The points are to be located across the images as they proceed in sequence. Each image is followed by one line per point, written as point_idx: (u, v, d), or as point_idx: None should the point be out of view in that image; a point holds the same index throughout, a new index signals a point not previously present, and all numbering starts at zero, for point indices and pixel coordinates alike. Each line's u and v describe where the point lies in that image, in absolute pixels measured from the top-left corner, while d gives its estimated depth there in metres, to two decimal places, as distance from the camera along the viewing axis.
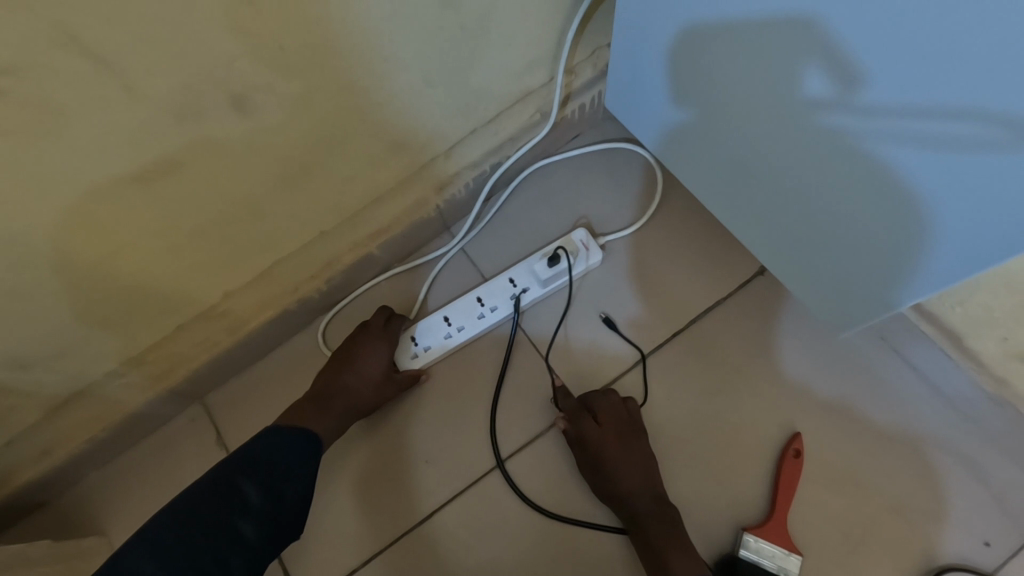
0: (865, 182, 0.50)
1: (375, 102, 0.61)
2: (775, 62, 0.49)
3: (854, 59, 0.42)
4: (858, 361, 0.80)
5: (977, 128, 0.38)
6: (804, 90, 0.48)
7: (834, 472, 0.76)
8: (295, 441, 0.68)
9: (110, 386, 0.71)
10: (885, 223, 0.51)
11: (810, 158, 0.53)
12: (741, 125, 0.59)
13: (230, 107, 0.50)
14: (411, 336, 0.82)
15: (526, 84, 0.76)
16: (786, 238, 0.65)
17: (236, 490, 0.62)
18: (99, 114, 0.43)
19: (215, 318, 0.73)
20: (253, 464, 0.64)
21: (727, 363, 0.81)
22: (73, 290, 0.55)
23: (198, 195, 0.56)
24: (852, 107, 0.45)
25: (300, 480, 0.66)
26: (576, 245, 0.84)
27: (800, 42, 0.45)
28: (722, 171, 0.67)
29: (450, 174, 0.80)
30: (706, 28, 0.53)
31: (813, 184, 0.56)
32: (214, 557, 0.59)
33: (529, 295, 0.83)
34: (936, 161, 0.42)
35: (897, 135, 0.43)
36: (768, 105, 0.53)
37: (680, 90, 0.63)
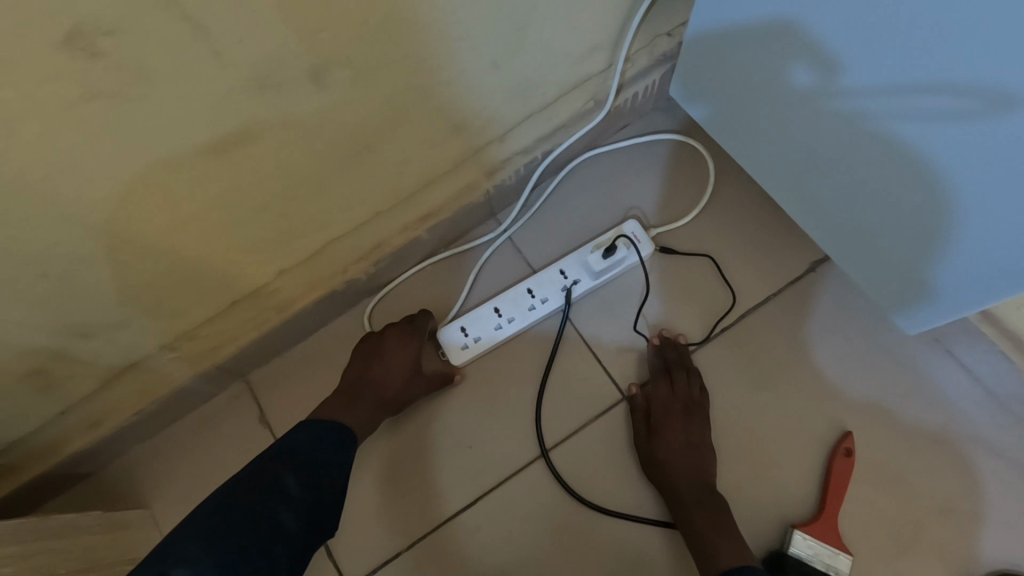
0: (872, 161, 0.57)
1: (442, 82, 0.61)
2: (776, 60, 0.58)
3: (838, 53, 0.52)
4: (910, 361, 0.79)
5: (953, 93, 0.45)
6: (801, 83, 0.58)
7: (883, 473, 0.75)
8: (332, 436, 0.69)
9: (161, 360, 0.71)
10: (900, 197, 0.57)
11: (823, 144, 0.61)
12: (759, 118, 0.67)
13: (308, 79, 0.49)
14: (460, 326, 0.82)
15: (584, 70, 0.75)
16: (820, 225, 0.71)
17: (279, 480, 0.61)
18: (188, 80, 0.43)
19: (266, 296, 0.73)
20: (293, 457, 0.64)
21: (776, 360, 0.80)
22: (139, 260, 0.55)
23: (267, 169, 0.55)
24: (840, 93, 0.55)
25: (337, 475, 0.66)
26: (630, 237, 0.83)
27: (789, 45, 0.56)
28: (751, 164, 0.74)
29: (501, 159, 0.79)
30: (716, 34, 0.63)
31: (828, 167, 0.63)
32: (262, 545, 0.57)
33: (580, 288, 0.83)
34: (919, 130, 0.50)
35: (885, 114, 0.52)
36: (779, 98, 0.62)
37: (703, 91, 0.73)
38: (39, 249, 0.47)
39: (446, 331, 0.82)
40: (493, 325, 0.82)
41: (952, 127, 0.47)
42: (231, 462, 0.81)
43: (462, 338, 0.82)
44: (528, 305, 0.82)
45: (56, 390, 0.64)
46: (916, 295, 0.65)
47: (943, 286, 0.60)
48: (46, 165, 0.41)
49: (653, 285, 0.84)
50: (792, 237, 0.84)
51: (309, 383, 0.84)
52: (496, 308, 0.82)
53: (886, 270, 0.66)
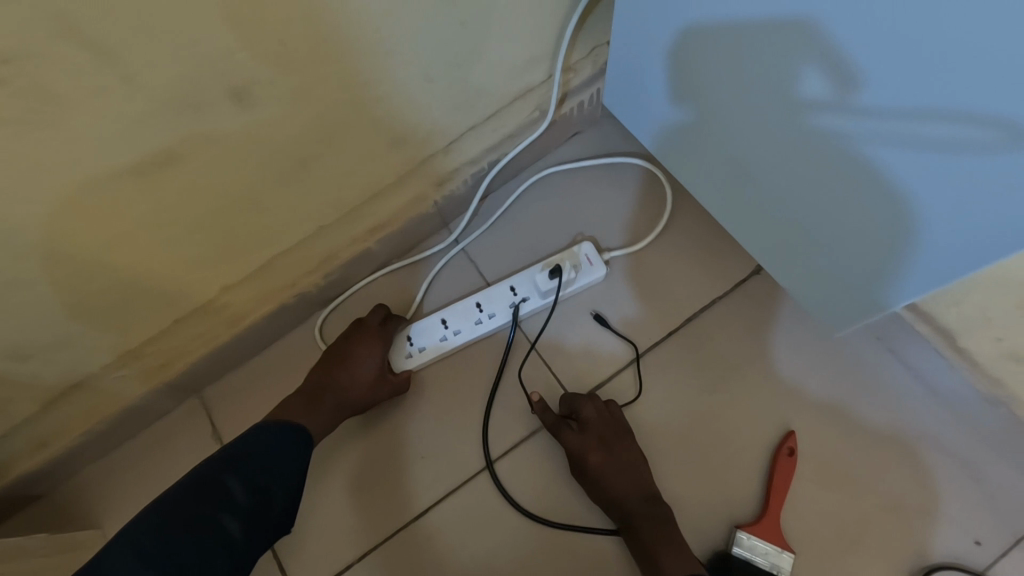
0: (858, 187, 0.51)
1: (374, 97, 0.61)
2: (771, 64, 0.49)
3: (848, 63, 0.42)
4: (854, 360, 0.81)
5: (972, 128, 0.38)
6: (798, 90, 0.48)
7: (828, 471, 0.77)
8: (291, 442, 0.68)
9: (107, 379, 0.71)
10: (889, 230, 0.51)
11: (809, 161, 0.54)
12: (739, 129, 0.59)
13: (229, 99, 0.50)
14: (406, 335, 0.82)
15: (526, 81, 0.77)
16: (789, 241, 0.65)
17: (224, 488, 0.61)
18: (99, 104, 0.43)
19: (213, 311, 0.73)
20: (245, 462, 0.64)
21: (723, 361, 0.82)
22: (71, 282, 0.55)
23: (197, 188, 0.56)
24: (836, 113, 0.47)
25: (289, 478, 0.66)
26: (581, 258, 0.84)
27: (800, 38, 0.45)
28: (724, 174, 0.67)
29: (449, 170, 0.80)
30: (697, 33, 0.54)
31: (806, 188, 0.57)
32: (198, 554, 0.57)
33: (528, 306, 0.83)
34: (920, 165, 0.43)
35: (880, 139, 0.45)
36: (764, 109, 0.54)
37: (678, 91, 0.64)
38: None
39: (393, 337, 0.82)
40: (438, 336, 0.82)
41: (959, 168, 0.40)
42: None
43: (407, 346, 0.82)
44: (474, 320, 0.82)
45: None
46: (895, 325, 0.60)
47: None
48: None
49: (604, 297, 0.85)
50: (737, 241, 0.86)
51: (263, 397, 0.84)
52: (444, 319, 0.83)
53: (855, 294, 0.62)
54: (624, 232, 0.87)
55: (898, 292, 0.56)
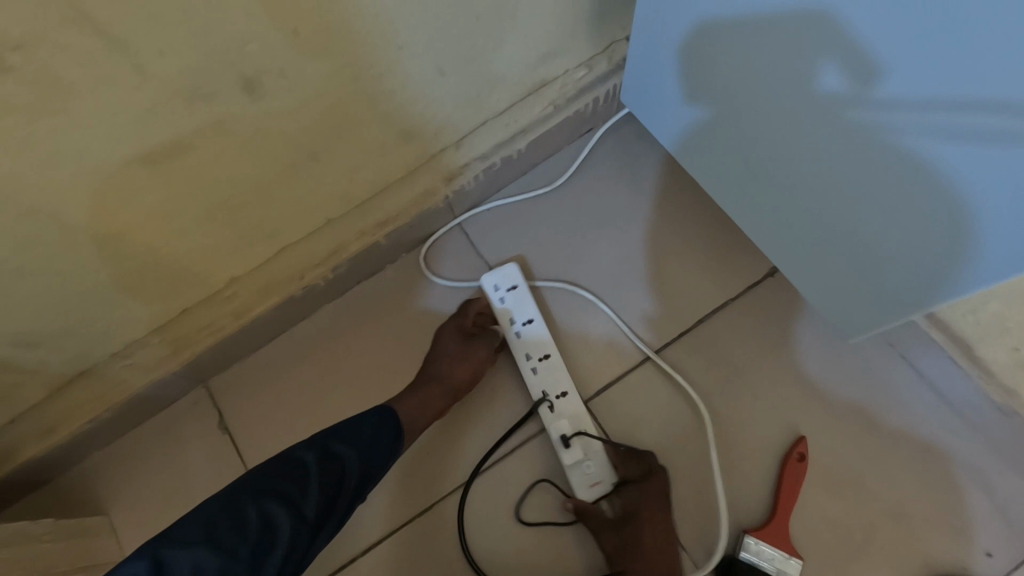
0: (879, 185, 0.52)
1: (386, 90, 0.61)
2: (791, 61, 0.51)
3: (871, 58, 0.44)
4: (866, 365, 0.79)
5: (994, 117, 0.39)
6: (820, 88, 0.50)
7: (837, 477, 0.76)
8: (376, 427, 0.66)
9: (114, 367, 0.71)
10: (910, 227, 0.52)
11: (827, 160, 0.55)
12: (758, 128, 0.61)
13: (241, 90, 0.49)
14: (514, 280, 0.82)
15: (540, 75, 0.76)
16: (811, 241, 0.66)
17: (307, 470, 0.59)
18: (108, 93, 0.42)
19: (220, 302, 0.73)
20: (330, 445, 0.62)
21: (733, 364, 0.80)
22: (79, 271, 0.55)
23: (207, 178, 0.55)
24: (856, 106, 0.48)
25: (362, 463, 0.63)
26: (595, 472, 0.76)
27: (820, 38, 0.47)
28: (740, 174, 0.69)
29: (460, 165, 0.79)
30: (720, 30, 0.56)
31: (828, 185, 0.57)
32: (276, 533, 0.54)
33: (543, 412, 0.78)
34: (942, 154, 0.44)
35: (901, 135, 0.46)
36: (783, 107, 0.56)
37: (695, 91, 0.66)
38: None
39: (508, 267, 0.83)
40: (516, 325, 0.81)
41: (981, 152, 0.41)
42: (192, 468, 0.81)
43: (504, 286, 0.82)
44: (534, 357, 0.80)
45: (4, 398, 0.64)
46: None
47: None
48: None
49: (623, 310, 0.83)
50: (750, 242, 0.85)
51: (269, 389, 0.83)
52: (535, 321, 0.81)
53: (884, 296, 0.61)
54: (635, 230, 0.86)
55: (927, 292, 0.56)
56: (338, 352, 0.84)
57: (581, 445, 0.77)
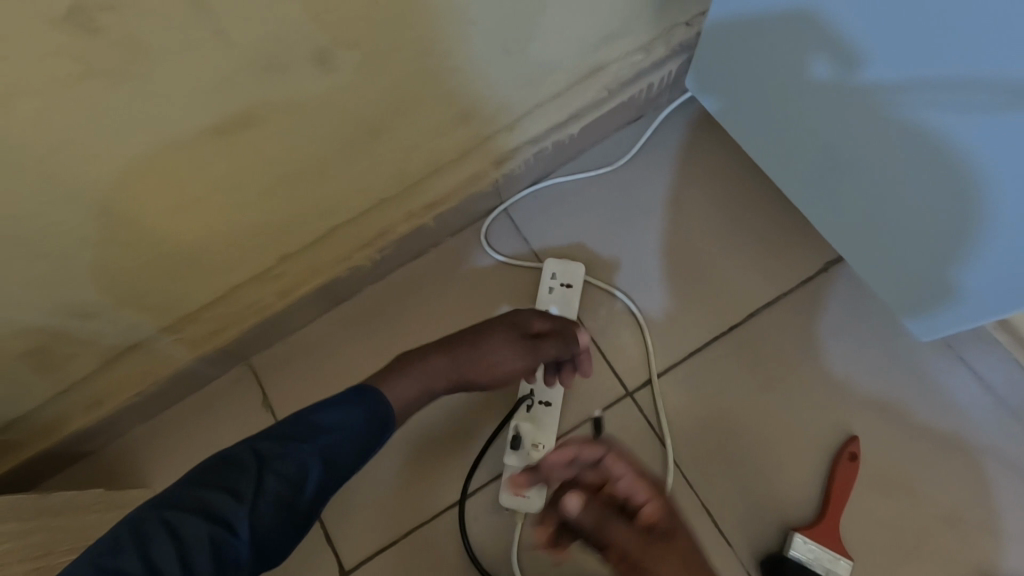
0: (895, 163, 0.58)
1: (451, 67, 0.59)
2: (807, 57, 0.59)
3: (868, 52, 0.53)
4: (921, 366, 0.78)
5: (979, 90, 0.46)
6: (834, 79, 0.58)
7: (888, 479, 0.74)
8: (343, 420, 0.60)
9: (162, 342, 0.70)
10: (929, 201, 0.57)
11: (847, 145, 0.62)
12: (783, 121, 0.68)
13: (314, 61, 0.48)
14: (571, 280, 0.81)
15: (599, 58, 0.74)
16: (840, 221, 0.70)
17: (251, 477, 0.55)
18: (187, 59, 0.41)
19: (270, 279, 0.72)
20: (283, 445, 0.57)
21: (783, 359, 0.79)
22: (141, 242, 0.54)
23: (271, 152, 0.54)
24: (863, 91, 0.56)
25: (315, 460, 0.58)
26: (525, 486, 0.75)
27: (813, 33, 0.57)
28: (774, 167, 0.74)
29: (511, 148, 0.77)
30: (744, 32, 0.64)
31: (842, 162, 0.64)
32: (211, 554, 0.51)
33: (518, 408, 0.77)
34: (946, 126, 0.50)
35: (909, 114, 0.53)
36: (803, 99, 0.63)
37: (726, 88, 0.73)
38: (36, 226, 0.47)
39: (573, 264, 0.81)
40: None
41: (964, 112, 0.48)
42: (233, 445, 0.81)
43: (555, 278, 0.81)
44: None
45: (58, 368, 0.64)
46: (948, 301, 0.64)
47: (976, 291, 0.59)
48: (46, 142, 0.41)
49: (672, 300, 0.82)
50: (803, 236, 0.83)
51: (311, 369, 0.83)
52: None
53: (909, 275, 0.66)
54: (685, 220, 0.84)
55: (949, 266, 0.60)
56: (381, 336, 0.83)
57: (528, 455, 0.75)
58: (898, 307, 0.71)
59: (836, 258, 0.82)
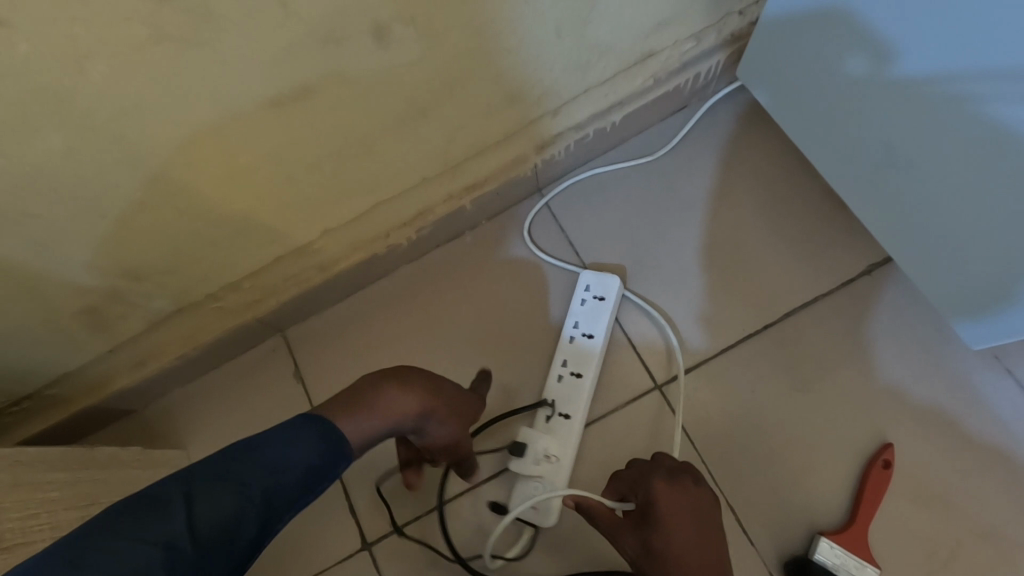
0: (958, 156, 0.56)
1: (503, 48, 0.59)
2: (863, 48, 0.58)
3: (929, 40, 0.51)
4: (964, 376, 0.76)
5: None
6: (893, 70, 0.56)
7: (923, 489, 0.73)
8: (291, 453, 0.48)
9: (204, 309, 0.72)
10: (995, 195, 0.54)
11: (905, 139, 0.60)
12: (836, 115, 0.66)
13: (371, 35, 0.48)
14: (603, 292, 0.79)
15: (648, 46, 0.73)
16: (892, 221, 0.68)
17: (171, 513, 0.42)
18: (250, 29, 0.42)
19: (311, 252, 0.73)
20: (216, 476, 0.44)
21: (820, 361, 0.77)
22: (194, 208, 0.56)
23: (322, 126, 0.55)
24: (926, 81, 0.54)
25: (249, 487, 0.45)
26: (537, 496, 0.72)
27: (855, 37, 0.58)
28: (824, 163, 0.73)
29: (553, 134, 0.77)
30: (796, 24, 0.63)
31: (892, 163, 0.63)
32: None
33: (550, 380, 0.77)
34: (1012, 117, 0.48)
35: (974, 105, 0.51)
36: (859, 92, 0.61)
37: (777, 80, 0.72)
38: (98, 188, 0.48)
39: (605, 277, 0.79)
40: (578, 333, 0.78)
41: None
42: (266, 413, 0.83)
43: (585, 291, 0.80)
44: (568, 368, 0.77)
45: (107, 327, 0.66)
46: (1009, 304, 0.61)
47: None
48: (113, 104, 0.42)
49: (708, 294, 0.81)
50: (850, 237, 0.81)
51: (344, 343, 0.84)
52: (594, 338, 0.78)
53: (969, 276, 0.63)
54: (727, 215, 0.83)
55: (1015, 266, 0.57)
56: (415, 314, 0.84)
57: (539, 466, 0.72)
58: (954, 310, 0.68)
59: (882, 260, 0.80)
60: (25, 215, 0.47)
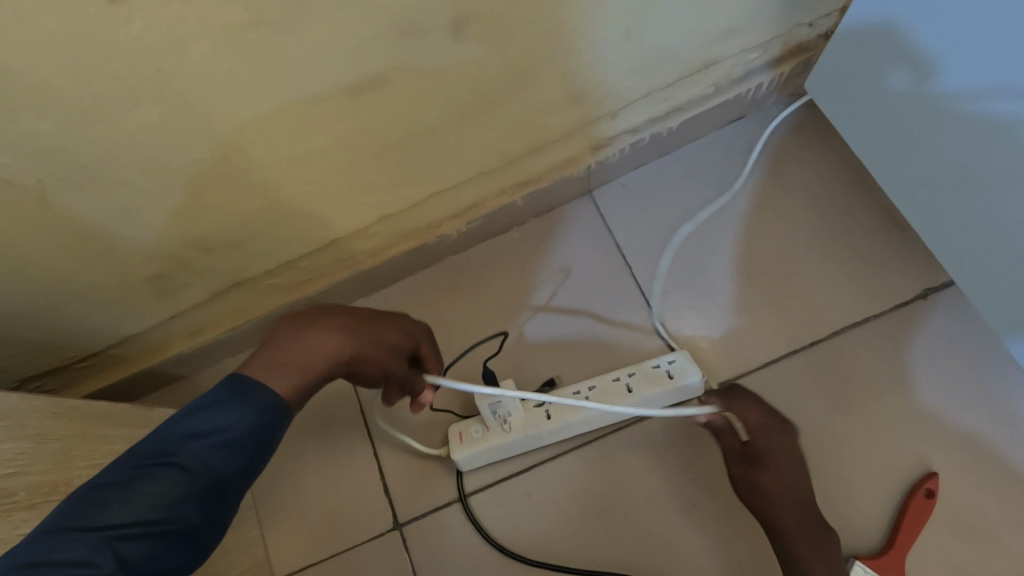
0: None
1: (570, 48, 0.60)
2: (930, 65, 0.58)
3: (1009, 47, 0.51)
4: (1016, 410, 0.74)
5: None
6: (960, 86, 0.56)
7: (966, 521, 0.71)
8: (228, 421, 0.46)
9: (261, 284, 0.75)
10: None
11: (969, 157, 0.59)
12: (896, 135, 0.66)
13: (448, 31, 0.50)
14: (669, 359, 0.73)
15: (714, 53, 0.72)
16: (952, 244, 0.67)
17: (112, 507, 0.41)
18: (340, 17, 0.44)
19: (364, 237, 0.75)
20: (151, 461, 0.44)
21: (865, 383, 0.76)
22: (265, 185, 0.58)
23: (392, 116, 0.57)
24: (997, 94, 0.53)
25: (185, 457, 0.44)
26: (459, 435, 0.75)
27: (892, 46, 0.60)
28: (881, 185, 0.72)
29: (610, 136, 0.77)
30: (859, 43, 0.64)
31: (911, 169, 0.66)
32: None
33: (566, 387, 0.74)
34: None
35: None
36: (923, 109, 0.61)
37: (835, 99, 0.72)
38: (182, 161, 0.51)
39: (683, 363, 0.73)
40: (626, 381, 0.73)
41: None
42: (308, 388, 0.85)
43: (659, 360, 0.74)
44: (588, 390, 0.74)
45: (173, 294, 0.69)
46: None
47: None
48: (206, 83, 0.44)
49: (753, 304, 0.80)
50: (904, 260, 0.79)
51: None
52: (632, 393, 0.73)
53: None
54: (779, 229, 0.82)
55: None
56: (458, 305, 0.85)
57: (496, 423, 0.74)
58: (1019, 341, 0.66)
59: (937, 285, 0.78)
60: (115, 182, 0.50)
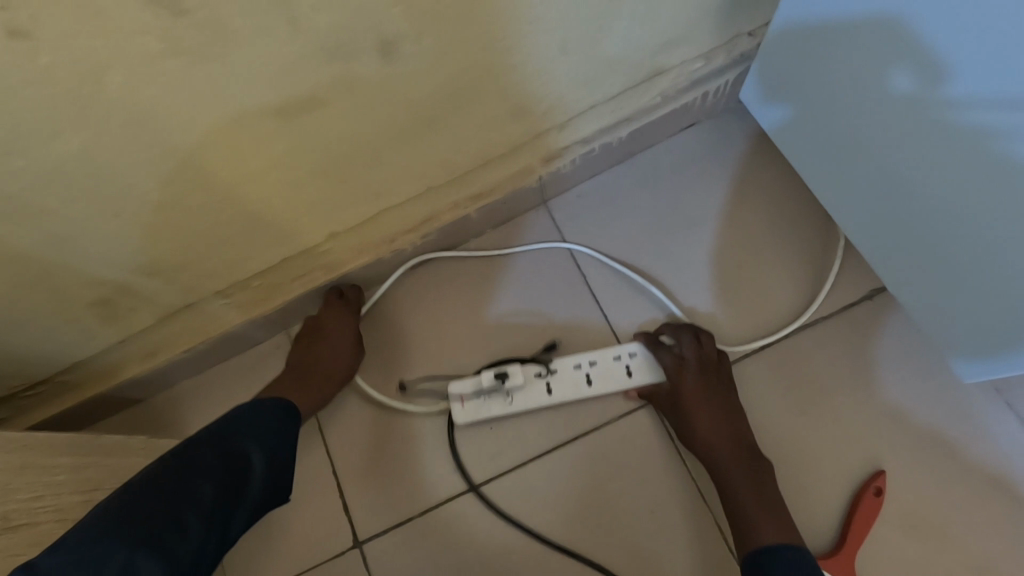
0: (951, 181, 0.55)
1: (509, 64, 0.60)
2: (864, 66, 0.57)
3: (935, 57, 0.50)
4: (961, 406, 0.76)
5: None
6: (892, 87, 0.56)
7: (916, 517, 0.72)
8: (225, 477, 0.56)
9: (214, 304, 0.74)
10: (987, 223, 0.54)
11: (902, 162, 0.59)
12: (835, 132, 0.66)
13: (377, 51, 0.50)
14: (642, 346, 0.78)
15: (660, 62, 0.73)
16: (889, 242, 0.68)
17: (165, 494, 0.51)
18: (262, 42, 0.44)
19: (317, 254, 0.75)
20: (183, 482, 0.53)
21: (817, 383, 0.77)
22: (205, 208, 0.58)
23: (332, 137, 0.57)
24: (926, 101, 0.53)
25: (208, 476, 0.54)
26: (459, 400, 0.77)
27: (834, 45, 0.59)
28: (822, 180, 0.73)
29: (561, 147, 0.78)
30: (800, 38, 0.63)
31: (851, 170, 0.67)
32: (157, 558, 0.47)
33: (567, 362, 0.78)
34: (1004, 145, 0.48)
35: (967, 133, 0.51)
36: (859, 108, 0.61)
37: (780, 92, 0.72)
38: (114, 187, 0.50)
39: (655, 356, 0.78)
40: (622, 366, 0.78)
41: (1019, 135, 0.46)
42: None
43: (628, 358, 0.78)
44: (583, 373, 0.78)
45: (120, 318, 0.68)
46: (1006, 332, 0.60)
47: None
48: (129, 112, 0.44)
49: (707, 309, 0.81)
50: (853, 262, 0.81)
51: None
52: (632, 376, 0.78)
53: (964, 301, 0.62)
54: (731, 234, 0.83)
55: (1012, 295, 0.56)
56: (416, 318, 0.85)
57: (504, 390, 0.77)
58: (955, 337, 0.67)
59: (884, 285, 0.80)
60: (43, 211, 0.49)
